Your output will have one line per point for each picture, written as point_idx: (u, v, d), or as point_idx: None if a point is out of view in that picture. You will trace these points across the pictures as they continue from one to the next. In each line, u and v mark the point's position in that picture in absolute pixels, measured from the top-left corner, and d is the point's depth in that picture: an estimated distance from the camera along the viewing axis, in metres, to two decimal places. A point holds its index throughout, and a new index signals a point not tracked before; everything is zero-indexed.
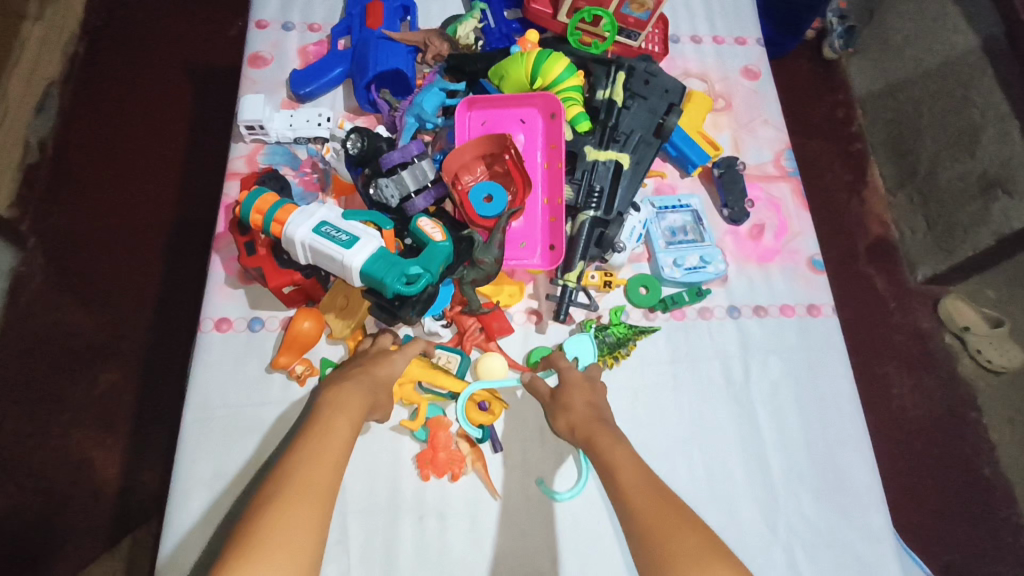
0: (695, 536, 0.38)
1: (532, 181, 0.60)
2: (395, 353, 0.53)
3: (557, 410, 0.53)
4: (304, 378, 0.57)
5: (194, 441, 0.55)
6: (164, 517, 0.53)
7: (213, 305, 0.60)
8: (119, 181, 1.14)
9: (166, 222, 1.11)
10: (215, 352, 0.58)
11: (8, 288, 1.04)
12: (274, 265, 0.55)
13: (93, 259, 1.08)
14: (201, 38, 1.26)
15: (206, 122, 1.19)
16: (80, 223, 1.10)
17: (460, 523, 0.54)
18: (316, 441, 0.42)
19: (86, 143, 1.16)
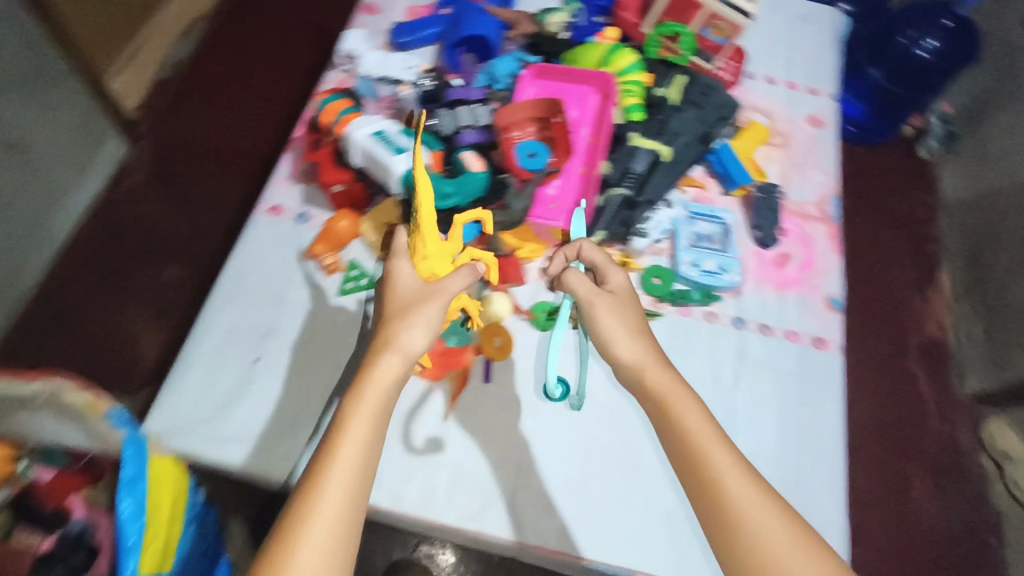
0: (815, 559, 0.39)
1: (573, 148, 0.63)
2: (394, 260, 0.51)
3: (616, 330, 0.50)
4: (330, 271, 0.64)
5: (228, 298, 0.63)
6: (180, 352, 0.60)
7: (272, 194, 0.68)
8: (228, 111, 1.28)
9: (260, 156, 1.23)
10: (261, 231, 0.66)
11: (113, 177, 1.19)
12: (333, 163, 0.63)
13: (189, 170, 1.21)
14: (333, 8, 1.40)
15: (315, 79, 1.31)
16: (187, 139, 1.24)
17: (428, 433, 0.58)
18: (333, 448, 0.41)
19: (212, 73, 1.32)
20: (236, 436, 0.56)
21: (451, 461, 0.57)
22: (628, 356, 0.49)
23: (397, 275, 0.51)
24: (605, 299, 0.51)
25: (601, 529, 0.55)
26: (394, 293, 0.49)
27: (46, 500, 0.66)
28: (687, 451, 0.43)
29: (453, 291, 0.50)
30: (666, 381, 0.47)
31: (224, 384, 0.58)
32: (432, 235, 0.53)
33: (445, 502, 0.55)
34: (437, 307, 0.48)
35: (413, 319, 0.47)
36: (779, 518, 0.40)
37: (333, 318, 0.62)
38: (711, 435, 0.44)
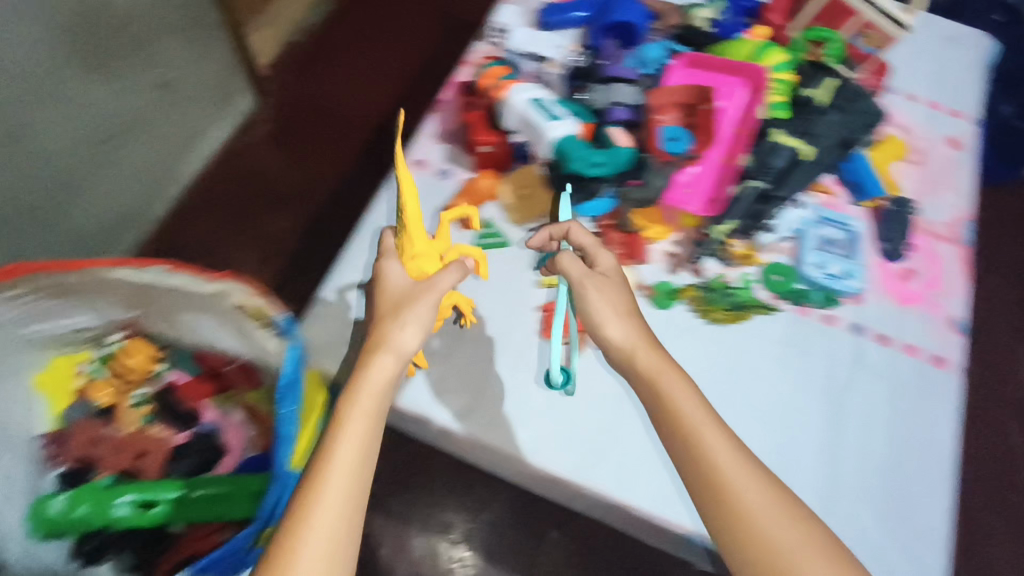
0: (804, 534, 0.42)
1: (716, 137, 0.65)
2: (385, 261, 0.53)
3: (609, 314, 0.51)
4: (467, 226, 0.68)
5: (369, 239, 0.68)
6: (331, 277, 0.67)
7: (419, 148, 0.73)
8: (350, 91, 1.49)
9: (369, 130, 1.44)
10: (407, 181, 0.71)
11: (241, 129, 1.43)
12: (485, 123, 0.67)
13: (313, 136, 1.43)
14: (450, 12, 1.59)
15: (427, 72, 1.51)
16: (315, 110, 1.46)
17: (544, 385, 0.62)
18: (327, 455, 0.43)
19: (339, 57, 1.53)
20: None
21: (562, 415, 0.61)
22: (618, 339, 0.50)
23: (387, 276, 0.53)
24: (593, 279, 0.52)
25: (659, 491, 0.58)
26: (381, 296, 0.52)
27: (186, 399, 0.74)
28: (687, 452, 0.45)
29: (442, 289, 0.51)
30: (655, 361, 0.49)
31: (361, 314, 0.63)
32: (417, 234, 0.56)
33: (545, 449, 0.59)
34: (426, 307, 0.50)
35: (405, 318, 0.49)
36: (768, 492, 0.43)
37: None
38: (703, 418, 0.46)
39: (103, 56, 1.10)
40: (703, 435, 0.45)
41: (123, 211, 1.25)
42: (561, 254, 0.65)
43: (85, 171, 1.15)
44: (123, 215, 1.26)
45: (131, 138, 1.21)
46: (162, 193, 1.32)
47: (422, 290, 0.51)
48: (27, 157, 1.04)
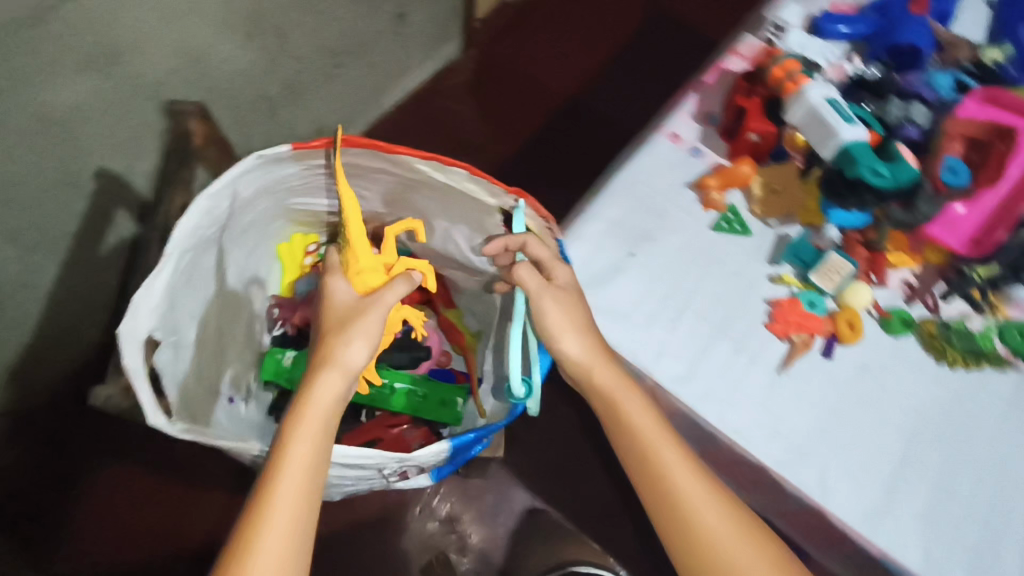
0: (746, 540, 0.53)
1: (1005, 178, 0.62)
2: (331, 279, 0.61)
3: (569, 332, 0.56)
4: (711, 205, 0.69)
5: (616, 195, 0.69)
6: (570, 221, 0.68)
7: (674, 122, 0.74)
8: (544, 62, 1.53)
9: (554, 105, 1.47)
10: (660, 150, 0.72)
11: (436, 73, 1.48)
12: (760, 113, 0.68)
13: (500, 97, 1.48)
14: (654, 12, 1.61)
15: (620, 62, 1.54)
16: (507, 72, 1.51)
17: (760, 375, 0.63)
18: (283, 446, 0.51)
19: (541, 28, 1.57)
20: (606, 309, 0.64)
21: (773, 410, 0.61)
22: (576, 356, 0.56)
23: (335, 295, 0.60)
24: (553, 296, 0.56)
25: (861, 510, 0.58)
26: (327, 311, 0.59)
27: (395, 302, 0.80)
28: (654, 483, 0.54)
29: (386, 303, 0.59)
30: (611, 379, 0.55)
31: (603, 263, 0.66)
32: (361, 248, 0.63)
33: (755, 439, 0.60)
34: (374, 322, 0.58)
35: (353, 338, 0.56)
36: (714, 504, 0.53)
37: (703, 246, 0.68)
38: (657, 430, 0.55)
39: None
40: (680, 478, 0.54)
41: (331, 122, 1.28)
42: (807, 256, 0.66)
43: (315, 79, 1.16)
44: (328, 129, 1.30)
45: (357, 58, 1.23)
46: (364, 114, 1.37)
47: (368, 306, 0.58)
48: (291, 62, 1.08)
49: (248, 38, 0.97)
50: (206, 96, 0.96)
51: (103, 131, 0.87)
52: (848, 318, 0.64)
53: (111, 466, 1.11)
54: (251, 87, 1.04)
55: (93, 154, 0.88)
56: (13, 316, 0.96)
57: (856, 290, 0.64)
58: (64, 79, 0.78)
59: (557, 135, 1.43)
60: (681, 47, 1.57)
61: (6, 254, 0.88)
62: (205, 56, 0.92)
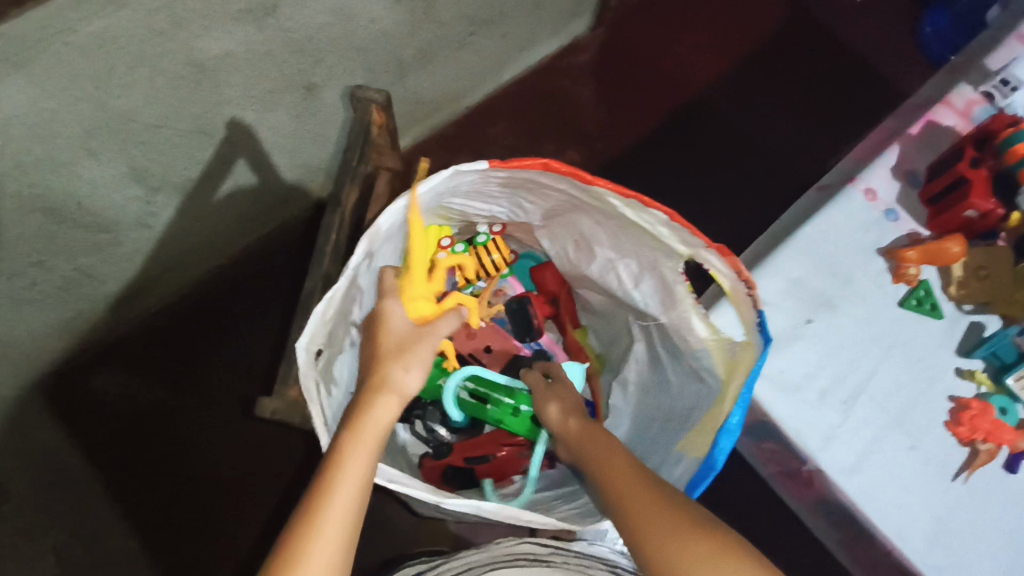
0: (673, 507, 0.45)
1: None
2: (387, 301, 0.57)
3: (548, 403, 0.61)
4: (903, 279, 0.62)
5: (801, 253, 0.63)
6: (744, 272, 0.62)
7: (871, 176, 0.66)
8: (674, 53, 1.42)
9: (678, 103, 1.38)
10: (852, 206, 0.65)
11: (560, 49, 1.39)
12: (986, 189, 0.61)
13: (622, 83, 1.39)
14: (800, 13, 1.48)
15: (754, 66, 1.43)
16: (634, 58, 1.41)
17: (932, 478, 0.57)
18: (339, 451, 0.47)
19: (677, 14, 1.45)
20: (774, 377, 0.59)
21: (943, 520, 0.56)
22: (551, 415, 0.60)
23: (388, 317, 0.56)
24: (541, 382, 0.64)
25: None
26: (385, 333, 0.55)
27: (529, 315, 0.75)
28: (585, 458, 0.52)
29: (439, 333, 0.57)
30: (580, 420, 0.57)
31: (776, 327, 0.60)
32: (416, 279, 0.60)
33: (923, 550, 0.55)
34: (426, 352, 0.55)
35: (410, 363, 0.54)
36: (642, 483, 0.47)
37: (887, 324, 0.62)
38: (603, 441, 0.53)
39: None
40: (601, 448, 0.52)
41: (449, 90, 1.22)
42: (1006, 354, 0.60)
43: (447, 46, 1.10)
44: (447, 96, 1.24)
45: (492, 27, 1.15)
46: (484, 84, 1.30)
47: (425, 336, 0.56)
48: (432, 27, 1.02)
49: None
50: (347, 55, 0.91)
51: (245, 82, 0.83)
52: None
53: (191, 410, 1.07)
54: (388, 50, 0.98)
55: (232, 103, 0.84)
56: (127, 252, 0.95)
57: None
58: (223, 28, 0.73)
59: (678, 135, 1.35)
60: (823, 56, 1.45)
61: (131, 193, 0.86)
62: (357, 16, 0.87)
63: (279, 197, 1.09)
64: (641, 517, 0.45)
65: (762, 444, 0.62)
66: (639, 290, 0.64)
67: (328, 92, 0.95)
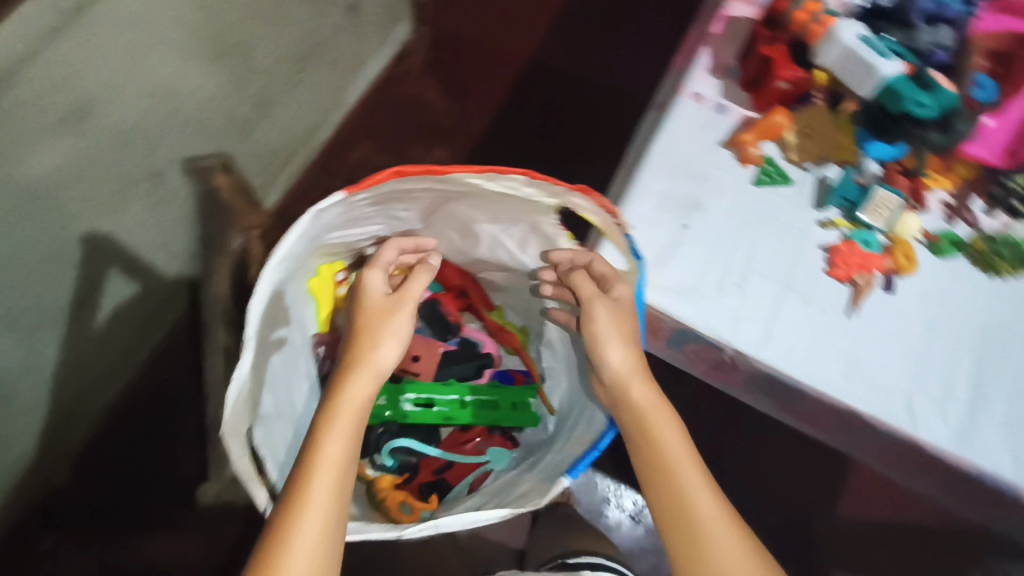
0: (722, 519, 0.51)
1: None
2: (369, 270, 0.60)
3: (608, 343, 0.56)
4: (747, 161, 0.69)
5: (659, 167, 0.68)
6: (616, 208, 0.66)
7: (694, 82, 0.73)
8: (500, 25, 1.47)
9: (520, 70, 1.43)
10: (686, 113, 0.71)
11: (392, 58, 1.41)
12: (788, 59, 0.68)
13: (463, 70, 1.42)
14: None
15: (577, 13, 1.49)
16: (464, 42, 1.45)
17: (833, 322, 0.64)
18: (316, 448, 0.50)
19: None
20: (672, 286, 0.63)
21: (851, 352, 0.63)
22: (618, 364, 0.55)
23: (368, 286, 0.59)
24: (604, 305, 0.56)
25: (953, 433, 0.60)
26: (365, 305, 0.59)
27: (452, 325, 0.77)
28: (634, 419, 0.55)
29: (415, 296, 0.59)
30: (627, 366, 0.55)
31: (660, 241, 0.65)
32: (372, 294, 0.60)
33: (841, 386, 0.61)
34: (401, 325, 0.58)
35: (382, 340, 0.57)
36: (707, 487, 0.52)
37: (749, 204, 0.68)
38: (653, 403, 0.55)
39: None
40: (644, 417, 0.55)
41: (301, 129, 1.22)
42: (851, 194, 0.67)
43: (280, 88, 1.09)
44: (302, 135, 1.24)
45: (318, 57, 1.15)
46: (330, 114, 1.30)
47: (400, 306, 0.59)
48: (255, 76, 1.00)
49: (214, 60, 0.89)
50: (182, 132, 0.89)
51: (84, 193, 0.79)
52: (906, 250, 0.65)
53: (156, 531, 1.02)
54: (224, 112, 0.96)
55: (80, 216, 0.81)
56: (25, 404, 0.89)
57: (904, 220, 0.66)
58: (40, 147, 0.70)
59: (528, 102, 1.40)
60: None
61: (8, 342, 0.81)
62: (180, 92, 0.85)
63: (169, 290, 1.06)
64: (702, 518, 0.51)
65: (686, 348, 0.66)
66: (529, 253, 0.67)
67: (175, 172, 0.92)
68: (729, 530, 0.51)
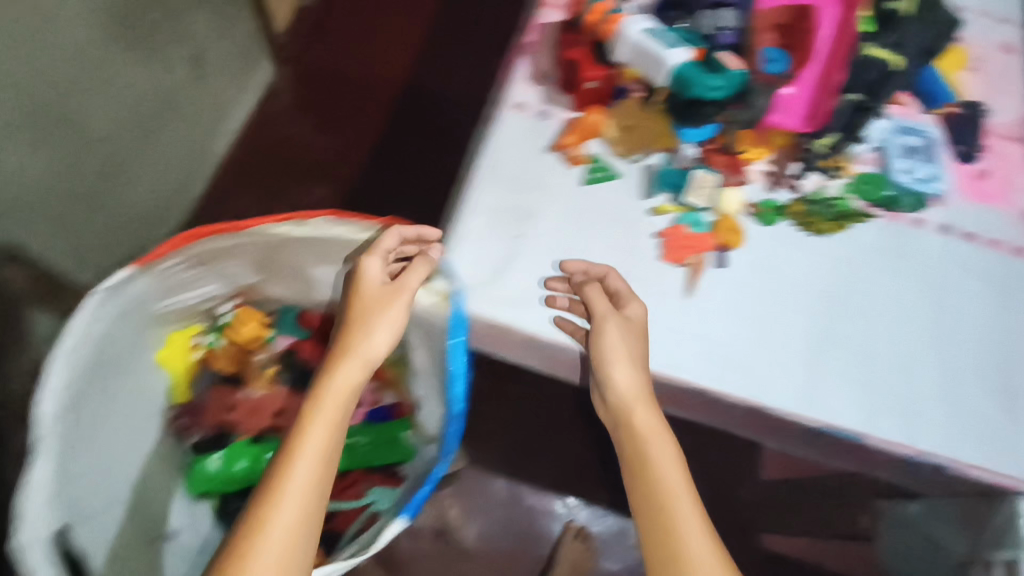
0: (705, 539, 0.53)
1: (819, 49, 0.68)
2: (364, 258, 0.58)
3: (614, 364, 0.59)
4: (574, 162, 0.70)
5: (488, 183, 0.69)
6: (449, 230, 0.67)
7: (514, 92, 0.74)
8: (364, 53, 1.46)
9: (391, 94, 1.42)
10: (510, 124, 0.72)
11: (258, 103, 1.39)
12: (593, 60, 0.70)
13: (334, 104, 1.41)
14: None
15: (441, 30, 1.50)
16: (330, 75, 1.43)
17: (675, 305, 0.65)
18: (295, 450, 0.52)
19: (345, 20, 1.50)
20: (512, 298, 0.64)
21: (695, 332, 0.64)
22: (623, 386, 0.59)
23: (364, 275, 0.58)
24: (614, 321, 0.60)
25: (792, 394, 0.62)
26: (360, 292, 0.57)
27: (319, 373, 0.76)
28: (633, 442, 0.58)
29: (412, 288, 0.58)
30: (632, 394, 0.59)
31: (497, 256, 0.65)
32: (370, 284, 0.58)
33: (685, 366, 0.63)
34: (396, 313, 0.57)
35: (375, 328, 0.56)
36: (695, 507, 0.54)
37: (579, 205, 0.69)
38: (654, 430, 0.58)
39: (148, 31, 1.01)
40: (644, 433, 0.58)
41: (166, 191, 1.18)
42: (675, 180, 0.69)
43: (129, 155, 1.06)
44: (169, 197, 1.20)
45: (167, 115, 1.12)
46: (197, 170, 1.27)
47: (393, 298, 0.57)
48: (95, 148, 0.97)
49: (38, 141, 0.85)
50: (14, 217, 0.85)
51: None
52: (732, 226, 0.68)
53: None
54: (66, 189, 0.93)
55: None
56: None
57: (727, 197, 0.69)
58: None
59: (403, 126, 1.39)
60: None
61: None
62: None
63: None
64: (688, 535, 0.53)
65: (540, 355, 0.66)
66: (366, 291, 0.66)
67: (16, 260, 0.87)
68: (707, 545, 0.53)
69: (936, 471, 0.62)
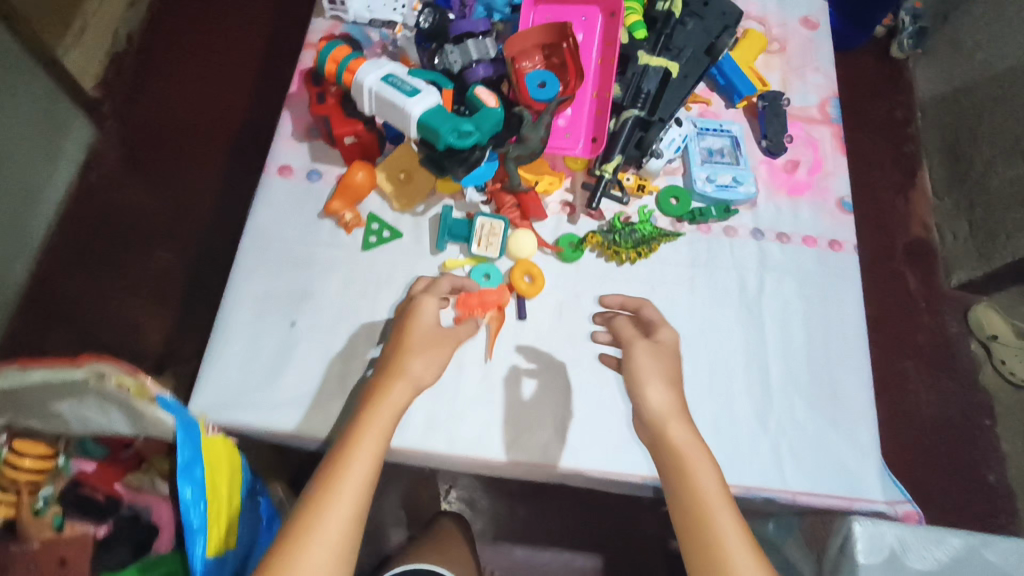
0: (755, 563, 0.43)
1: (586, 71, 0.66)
2: (424, 300, 0.54)
3: (652, 380, 0.50)
4: (350, 227, 0.63)
5: (254, 266, 0.61)
6: (206, 347, 0.59)
7: (278, 153, 0.66)
8: (192, 97, 1.35)
9: (226, 137, 1.31)
10: (275, 193, 0.64)
11: (77, 171, 1.27)
12: (343, 113, 0.62)
13: (165, 157, 1.30)
14: None
15: (272, 58, 1.39)
16: (156, 127, 1.32)
17: (473, 370, 0.59)
18: (324, 497, 0.44)
19: (166, 62, 1.37)
20: (288, 401, 0.57)
21: (498, 398, 0.58)
22: (657, 406, 0.49)
23: (418, 314, 0.54)
24: (642, 345, 0.52)
25: (606, 450, 0.57)
26: (410, 330, 0.53)
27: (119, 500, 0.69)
28: (671, 464, 0.47)
29: (461, 339, 0.54)
30: (668, 406, 0.49)
31: (266, 353, 0.58)
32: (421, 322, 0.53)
33: (485, 441, 0.57)
34: (445, 352, 0.53)
35: (424, 359, 0.51)
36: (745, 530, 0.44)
37: (361, 275, 0.62)
38: (694, 446, 0.47)
39: None
40: (685, 449, 0.47)
41: None
42: (456, 229, 0.63)
43: None
44: None
45: None
46: (13, 258, 1.15)
47: (450, 340, 0.53)
48: None
49: None
50: None
51: None
52: (531, 271, 0.62)
53: None
54: None
55: None
56: None
57: (518, 241, 0.63)
58: None
59: (245, 169, 1.29)
60: None
61: None
62: None
63: None
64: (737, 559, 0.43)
65: None
66: (115, 420, 0.55)
67: None
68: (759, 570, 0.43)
69: (769, 501, 0.58)
